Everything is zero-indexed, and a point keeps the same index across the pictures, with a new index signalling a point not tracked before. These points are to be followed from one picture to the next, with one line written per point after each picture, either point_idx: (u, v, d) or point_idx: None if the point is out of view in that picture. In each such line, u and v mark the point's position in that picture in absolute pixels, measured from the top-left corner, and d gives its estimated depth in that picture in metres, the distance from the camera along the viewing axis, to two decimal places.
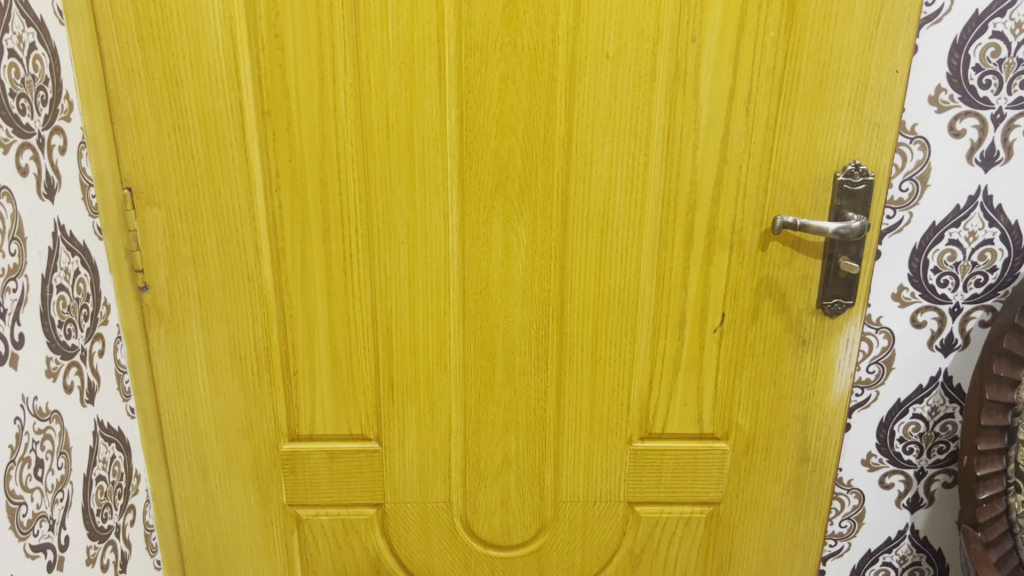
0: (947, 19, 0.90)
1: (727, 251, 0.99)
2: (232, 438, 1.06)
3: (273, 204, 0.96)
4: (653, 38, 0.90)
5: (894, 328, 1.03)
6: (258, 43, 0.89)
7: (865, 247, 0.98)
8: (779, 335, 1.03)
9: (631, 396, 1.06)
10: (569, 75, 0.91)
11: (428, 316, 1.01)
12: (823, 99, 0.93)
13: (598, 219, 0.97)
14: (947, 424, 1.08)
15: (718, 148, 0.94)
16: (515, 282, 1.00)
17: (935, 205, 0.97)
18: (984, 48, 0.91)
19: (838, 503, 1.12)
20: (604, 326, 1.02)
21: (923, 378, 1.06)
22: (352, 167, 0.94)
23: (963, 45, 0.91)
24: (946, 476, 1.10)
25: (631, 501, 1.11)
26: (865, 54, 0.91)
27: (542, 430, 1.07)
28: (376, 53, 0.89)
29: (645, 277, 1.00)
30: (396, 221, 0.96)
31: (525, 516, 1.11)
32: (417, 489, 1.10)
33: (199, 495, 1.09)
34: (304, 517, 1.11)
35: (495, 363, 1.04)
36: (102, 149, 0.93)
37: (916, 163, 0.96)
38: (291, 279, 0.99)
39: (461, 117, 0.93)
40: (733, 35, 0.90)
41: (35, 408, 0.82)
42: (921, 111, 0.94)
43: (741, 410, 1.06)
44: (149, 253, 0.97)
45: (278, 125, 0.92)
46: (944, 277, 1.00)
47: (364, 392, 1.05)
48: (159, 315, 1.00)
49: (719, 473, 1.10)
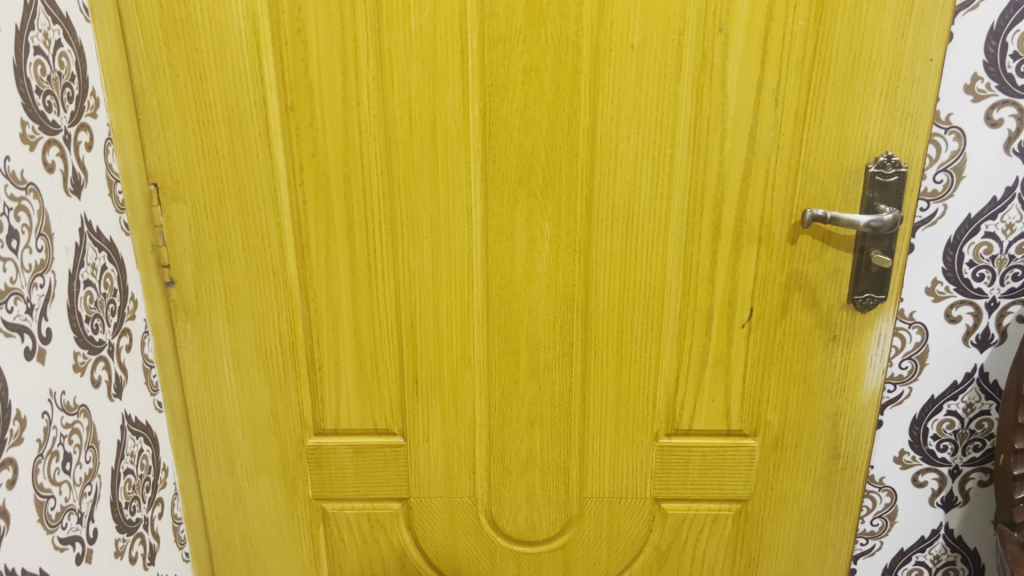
0: (983, 6, 0.88)
1: (755, 245, 0.97)
2: (258, 432, 1.07)
3: (297, 199, 0.96)
4: (679, 28, 0.88)
5: (927, 322, 1.01)
6: (281, 38, 0.89)
7: (898, 240, 0.96)
8: (808, 331, 1.01)
9: (658, 392, 1.04)
10: (593, 67, 0.90)
11: (451, 311, 1.01)
12: (854, 88, 0.90)
13: (623, 213, 0.96)
14: (983, 421, 1.05)
15: (746, 140, 0.92)
16: (540, 277, 0.99)
17: (970, 198, 0.95)
18: (1023, 35, 0.88)
19: (869, 501, 1.10)
20: (630, 321, 1.01)
21: (958, 374, 1.03)
22: (375, 161, 0.94)
23: (1000, 32, 0.88)
24: (981, 474, 1.08)
25: (657, 498, 1.10)
26: (897, 43, 0.89)
27: (567, 425, 1.06)
28: (399, 47, 0.89)
29: (671, 272, 0.98)
30: (419, 215, 0.96)
31: (550, 512, 1.11)
32: (442, 485, 1.10)
33: (226, 489, 1.10)
34: (329, 511, 1.11)
35: (520, 358, 1.03)
36: (128, 145, 0.93)
37: (950, 154, 0.94)
38: (315, 274, 0.99)
39: (484, 110, 0.92)
40: (761, 25, 0.88)
41: (63, 402, 0.83)
42: (956, 101, 0.91)
43: (770, 406, 1.05)
44: (175, 249, 0.98)
45: (301, 120, 0.92)
46: (980, 270, 0.98)
47: (388, 387, 1.05)
48: (185, 310, 1.01)
49: (747, 470, 1.08)
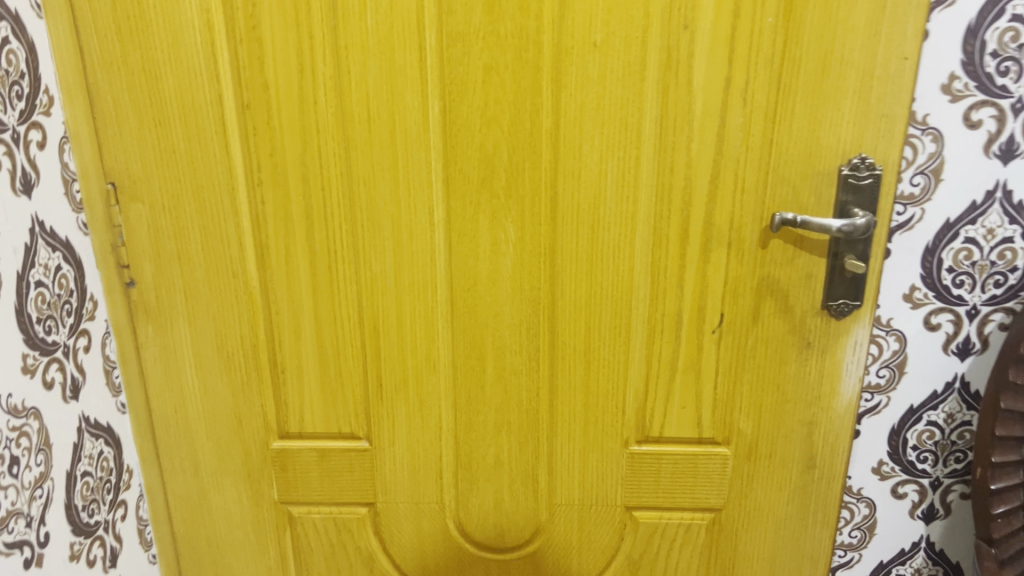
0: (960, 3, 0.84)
1: (725, 249, 0.94)
2: (222, 434, 1.06)
3: (256, 199, 0.94)
4: (643, 25, 0.85)
5: (905, 330, 0.98)
6: (236, 35, 0.87)
7: (873, 245, 0.93)
8: (781, 337, 0.98)
9: (627, 399, 1.02)
10: (554, 65, 0.88)
11: (415, 314, 0.99)
12: (825, 88, 0.87)
13: (588, 215, 0.93)
14: (964, 432, 1.01)
15: (714, 141, 0.90)
16: (504, 280, 0.97)
17: (950, 202, 0.91)
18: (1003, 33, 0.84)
19: (847, 512, 1.07)
20: (597, 325, 0.98)
21: (938, 384, 1.00)
22: (334, 161, 0.92)
23: (980, 30, 0.85)
24: (963, 487, 1.04)
25: (628, 506, 1.07)
26: (870, 41, 0.86)
27: (535, 431, 1.04)
28: (355, 44, 0.87)
29: (638, 275, 0.96)
30: (380, 216, 0.94)
31: (519, 519, 1.09)
32: (409, 490, 1.08)
33: (192, 491, 1.09)
34: (296, 515, 1.10)
35: (486, 363, 1.01)
36: (84, 144, 0.92)
37: (928, 157, 0.90)
38: (275, 276, 0.97)
39: (444, 110, 0.90)
40: (728, 22, 0.85)
41: (10, 405, 0.82)
42: (933, 101, 0.88)
43: (743, 414, 1.02)
44: (134, 249, 0.97)
45: (258, 119, 0.90)
46: (960, 277, 0.94)
47: (352, 390, 1.03)
48: (146, 310, 1.00)
49: (721, 478, 1.05)
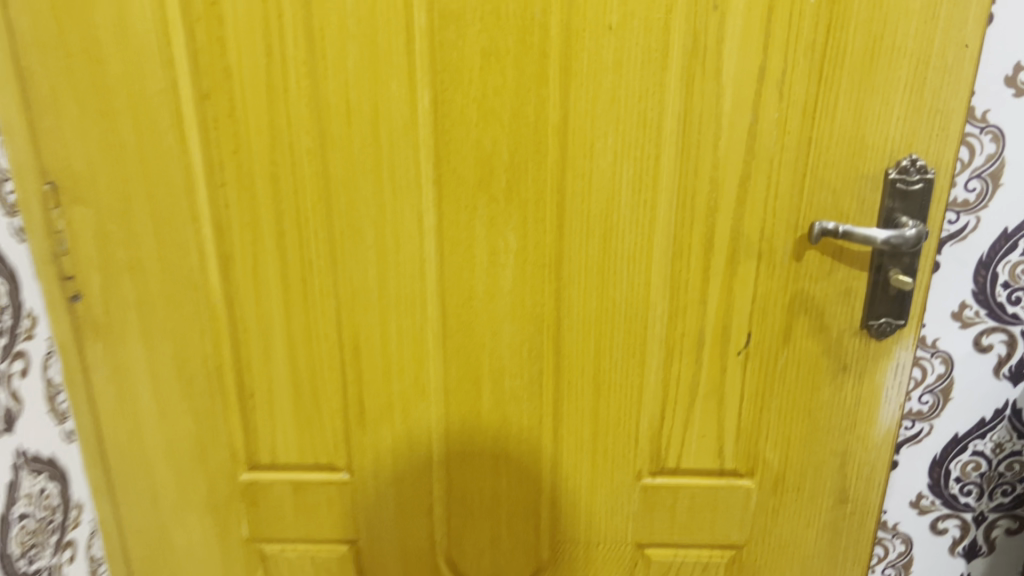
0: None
1: (754, 261, 0.83)
2: (183, 466, 0.93)
3: (218, 203, 0.82)
4: (666, 5, 0.73)
5: (953, 352, 0.87)
6: (192, 13, 0.75)
7: (921, 259, 0.82)
8: (814, 360, 0.87)
9: (640, 428, 0.91)
10: (563, 51, 0.76)
11: (401, 332, 0.87)
12: (873, 79, 0.76)
13: (600, 223, 0.82)
14: (1014, 464, 0.91)
15: (744, 139, 0.78)
16: (504, 295, 0.86)
17: (1010, 209, 0.81)
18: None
19: (881, 549, 0.97)
20: (608, 345, 0.87)
21: (987, 411, 0.89)
22: (308, 160, 0.80)
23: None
24: (1010, 522, 0.94)
25: (640, 543, 0.97)
26: (926, 25, 0.74)
27: (536, 463, 0.93)
28: (332, 24, 0.74)
29: (655, 291, 0.85)
30: (362, 222, 0.82)
31: (518, 557, 0.97)
32: (395, 525, 0.96)
33: (151, 528, 0.97)
34: (268, 553, 0.98)
35: (482, 387, 0.90)
36: (18, 137, 0.79)
37: (986, 158, 0.79)
38: (242, 289, 0.85)
39: (435, 101, 0.78)
40: (765, 2, 0.73)
41: None
42: (995, 95, 0.77)
43: (769, 444, 0.91)
44: (79, 258, 0.84)
45: (219, 111, 0.78)
46: (1017, 293, 0.84)
47: (331, 417, 0.91)
48: (95, 328, 0.87)
49: (743, 514, 0.95)
